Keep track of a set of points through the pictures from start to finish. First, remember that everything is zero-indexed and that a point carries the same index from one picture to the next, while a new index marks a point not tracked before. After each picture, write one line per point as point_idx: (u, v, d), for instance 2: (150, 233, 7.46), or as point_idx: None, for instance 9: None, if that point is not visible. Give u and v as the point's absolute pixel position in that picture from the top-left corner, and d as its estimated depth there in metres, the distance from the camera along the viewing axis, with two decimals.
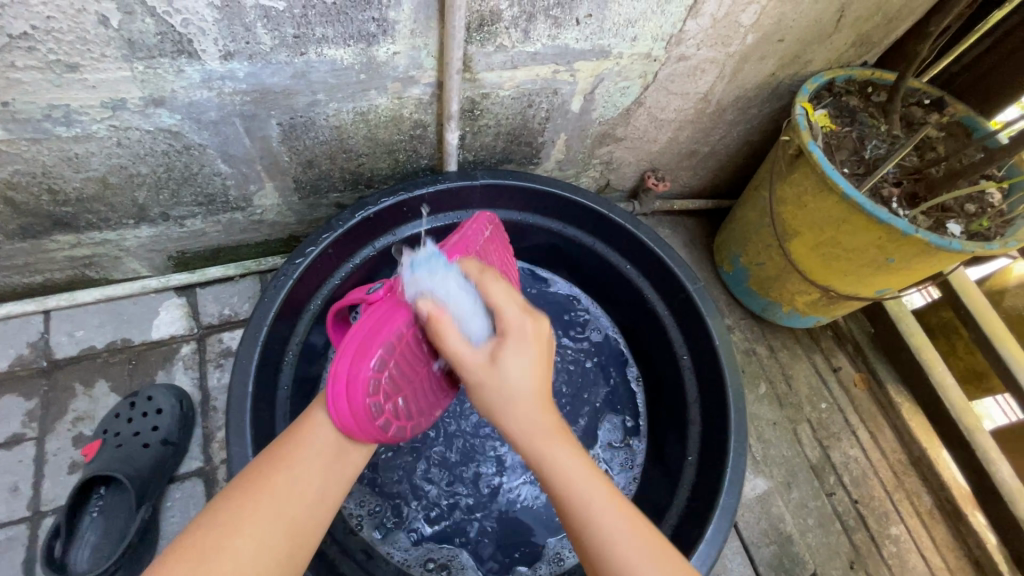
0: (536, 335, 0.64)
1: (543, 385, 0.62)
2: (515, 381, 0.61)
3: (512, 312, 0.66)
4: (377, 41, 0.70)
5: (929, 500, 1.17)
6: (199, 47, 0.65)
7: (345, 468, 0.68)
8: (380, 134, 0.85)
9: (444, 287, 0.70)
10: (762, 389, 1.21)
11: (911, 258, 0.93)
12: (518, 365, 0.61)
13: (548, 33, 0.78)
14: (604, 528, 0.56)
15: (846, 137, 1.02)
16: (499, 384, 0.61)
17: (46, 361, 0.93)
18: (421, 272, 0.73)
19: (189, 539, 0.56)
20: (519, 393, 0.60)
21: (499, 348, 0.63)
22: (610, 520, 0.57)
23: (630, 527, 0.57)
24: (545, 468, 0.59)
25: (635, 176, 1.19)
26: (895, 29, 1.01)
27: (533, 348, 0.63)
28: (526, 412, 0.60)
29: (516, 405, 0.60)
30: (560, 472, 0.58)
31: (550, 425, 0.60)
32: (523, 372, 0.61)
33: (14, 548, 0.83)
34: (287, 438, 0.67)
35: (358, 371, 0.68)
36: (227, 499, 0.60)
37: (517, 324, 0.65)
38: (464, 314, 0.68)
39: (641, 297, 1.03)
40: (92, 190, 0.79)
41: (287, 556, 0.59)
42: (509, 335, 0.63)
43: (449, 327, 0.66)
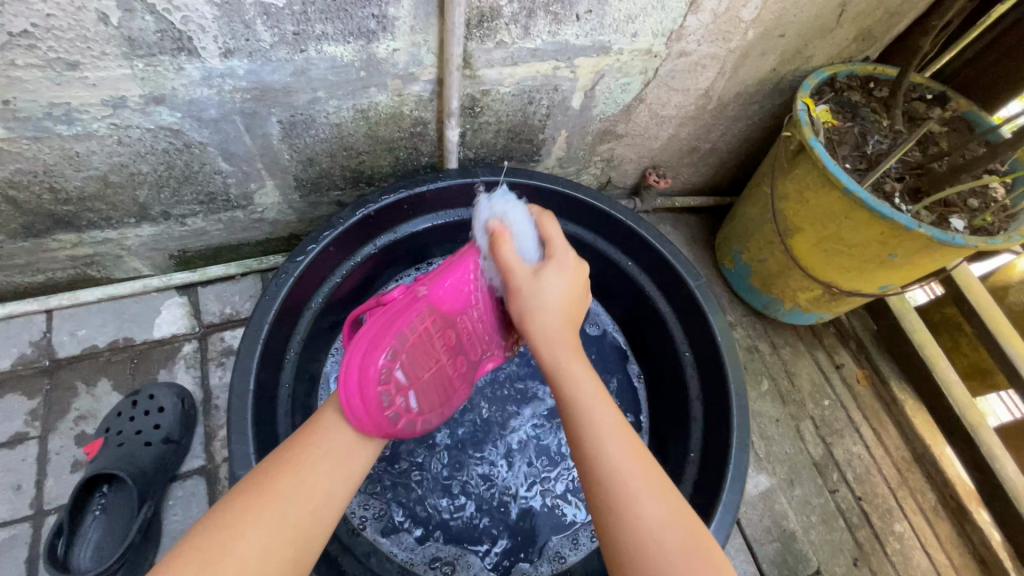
0: (576, 267, 0.72)
1: (570, 309, 0.69)
2: (549, 294, 0.68)
3: (560, 242, 0.73)
4: (376, 38, 0.70)
5: (933, 497, 1.17)
6: (199, 44, 0.65)
7: (352, 471, 0.67)
8: (381, 131, 0.85)
9: (514, 212, 0.76)
10: (765, 387, 1.20)
11: (914, 254, 0.92)
12: (554, 283, 0.69)
13: (548, 29, 0.78)
14: (599, 435, 0.59)
15: (847, 132, 1.01)
16: (537, 292, 0.68)
17: (49, 360, 0.93)
18: (496, 202, 0.78)
19: (194, 541, 0.56)
20: (549, 303, 0.68)
21: (544, 266, 0.71)
22: (608, 430, 0.59)
23: (626, 443, 0.59)
24: (557, 369, 0.64)
25: (636, 173, 1.19)
26: (896, 24, 1.00)
27: (571, 275, 0.71)
28: (552, 322, 0.67)
29: (543, 310, 0.68)
30: (571, 377, 0.63)
31: (569, 339, 0.67)
32: (558, 290, 0.69)
33: (17, 546, 0.83)
34: (295, 440, 0.67)
35: (368, 365, 0.71)
36: (234, 500, 0.60)
37: (564, 253, 0.72)
38: (519, 233, 0.75)
39: (642, 295, 1.03)
40: (93, 189, 0.79)
41: (290, 560, 0.58)
42: (554, 257, 0.71)
43: (507, 237, 0.72)
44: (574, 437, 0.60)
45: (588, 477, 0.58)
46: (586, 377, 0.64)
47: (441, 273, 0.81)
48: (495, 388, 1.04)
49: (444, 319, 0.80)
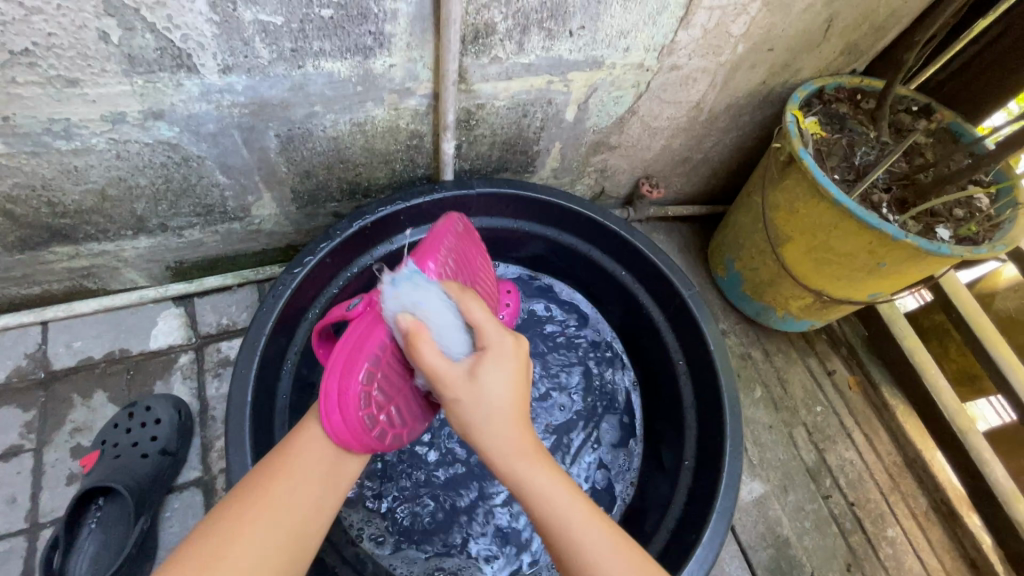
0: (516, 349, 0.65)
1: (522, 400, 0.63)
2: (493, 398, 0.61)
3: (490, 328, 0.67)
4: (373, 54, 0.71)
5: (924, 502, 1.19)
6: (198, 61, 0.66)
7: (344, 476, 0.69)
8: (377, 144, 0.86)
9: (427, 300, 0.69)
10: (758, 393, 1.22)
11: (901, 263, 0.94)
12: (497, 380, 0.62)
13: (542, 45, 0.79)
14: (588, 550, 0.57)
15: (835, 143, 1.03)
16: (476, 397, 0.61)
17: (44, 372, 0.93)
18: (402, 286, 0.71)
19: (190, 547, 0.56)
20: (498, 409, 0.61)
21: (479, 364, 0.63)
22: (594, 543, 0.57)
23: (612, 543, 0.58)
24: (524, 488, 0.59)
25: (629, 183, 1.21)
26: (882, 38, 1.02)
27: (513, 363, 0.64)
28: (503, 429, 0.60)
29: (492, 422, 0.60)
30: (539, 493, 0.59)
31: (526, 444, 0.61)
32: (503, 388, 0.62)
33: (11, 561, 0.82)
34: (286, 447, 0.68)
35: (347, 388, 0.70)
36: (228, 505, 0.60)
37: (498, 340, 0.65)
38: (438, 326, 0.67)
39: (637, 304, 1.04)
40: (91, 202, 0.80)
41: (289, 560, 0.59)
42: (487, 351, 0.64)
43: (426, 341, 0.64)
44: (565, 560, 0.57)
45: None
46: (553, 480, 0.60)
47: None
48: None
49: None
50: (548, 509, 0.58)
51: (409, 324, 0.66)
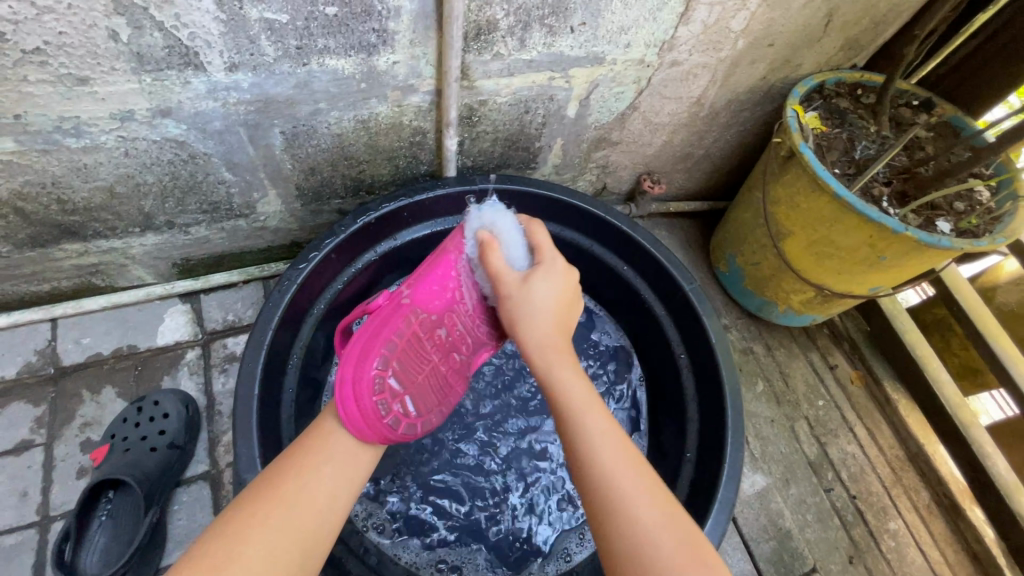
0: (566, 273, 0.74)
1: (562, 316, 0.70)
2: (538, 298, 0.71)
3: (548, 250, 0.77)
4: (377, 51, 0.72)
5: (927, 496, 1.19)
6: (205, 59, 0.67)
7: (353, 477, 0.68)
8: (381, 141, 0.87)
9: (505, 222, 0.81)
10: (760, 387, 1.22)
11: (902, 256, 0.94)
12: (543, 286, 0.72)
13: (543, 41, 0.80)
14: (594, 448, 0.60)
15: (836, 138, 1.04)
16: (525, 297, 0.71)
17: (54, 368, 0.94)
18: (488, 211, 0.83)
19: (197, 552, 0.57)
20: (541, 307, 0.70)
21: (532, 275, 0.73)
22: (605, 447, 0.60)
23: (624, 457, 0.60)
24: (552, 379, 0.65)
25: (631, 178, 1.21)
26: (882, 33, 1.03)
27: (562, 279, 0.73)
28: (542, 324, 0.69)
29: (535, 316, 0.70)
30: (563, 389, 0.64)
31: (559, 343, 0.68)
32: (546, 296, 0.71)
33: (23, 553, 0.84)
34: (294, 448, 0.68)
35: (360, 375, 0.73)
36: (237, 508, 0.61)
37: (551, 259, 0.75)
38: (509, 243, 0.79)
39: (638, 299, 1.05)
40: (99, 200, 0.81)
41: (298, 562, 0.60)
42: (541, 266, 0.74)
43: (497, 247, 0.77)
44: (573, 455, 0.60)
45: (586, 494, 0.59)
46: (582, 382, 0.64)
47: (422, 276, 0.84)
48: (496, 391, 1.05)
49: (431, 319, 0.83)
50: (568, 398, 0.63)
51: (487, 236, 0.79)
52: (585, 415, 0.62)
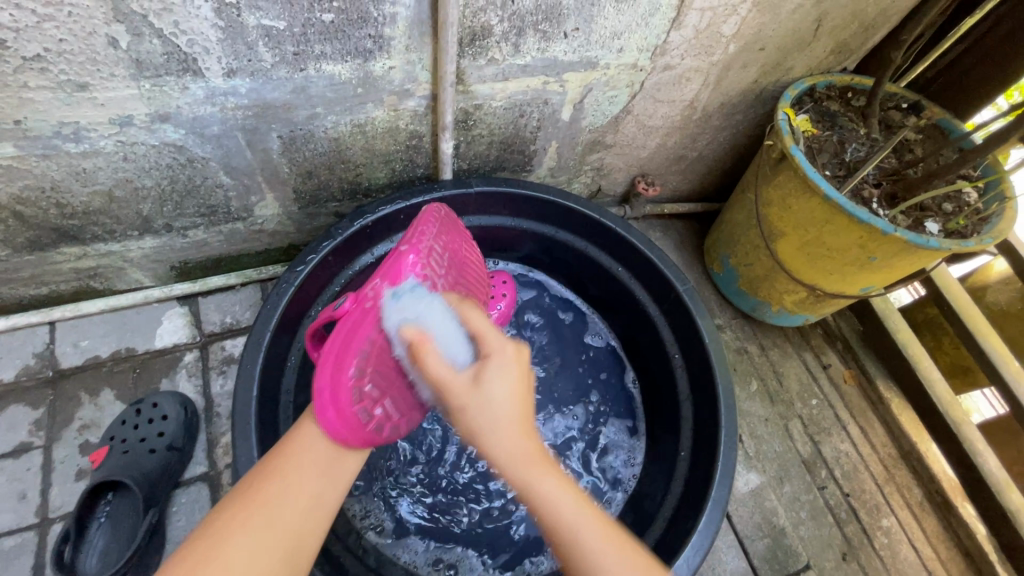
0: (519, 356, 0.66)
1: (528, 409, 0.61)
2: (497, 402, 0.60)
3: (492, 334, 0.69)
4: (373, 56, 0.73)
5: (919, 493, 1.20)
6: (204, 65, 0.67)
7: (338, 474, 0.70)
8: (377, 144, 0.88)
9: (432, 314, 0.76)
10: (754, 387, 1.24)
11: (891, 257, 0.96)
12: (502, 386, 0.61)
13: (537, 46, 0.81)
14: (601, 563, 0.54)
15: (826, 140, 1.05)
16: (481, 403, 0.60)
17: (52, 371, 0.94)
18: (405, 300, 0.77)
19: (184, 551, 0.58)
20: (500, 412, 0.60)
21: (483, 370, 0.63)
22: (614, 565, 0.54)
23: (629, 562, 0.55)
24: (534, 495, 0.57)
25: (626, 181, 1.22)
26: (871, 37, 1.04)
27: (516, 370, 0.63)
28: (511, 436, 0.58)
29: (496, 428, 0.59)
30: (551, 504, 0.56)
31: (534, 451, 0.59)
32: (510, 397, 0.60)
33: (23, 555, 0.84)
34: (276, 451, 0.69)
35: (339, 380, 0.72)
36: (224, 507, 0.62)
37: (499, 348, 0.66)
38: (444, 340, 0.72)
39: (633, 300, 1.06)
40: (98, 203, 0.82)
41: (285, 557, 0.60)
42: (491, 357, 0.64)
43: (430, 351, 0.68)
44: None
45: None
46: (565, 483, 0.58)
47: (386, 276, 0.80)
48: None
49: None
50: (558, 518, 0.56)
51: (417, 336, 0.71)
52: (581, 531, 0.55)
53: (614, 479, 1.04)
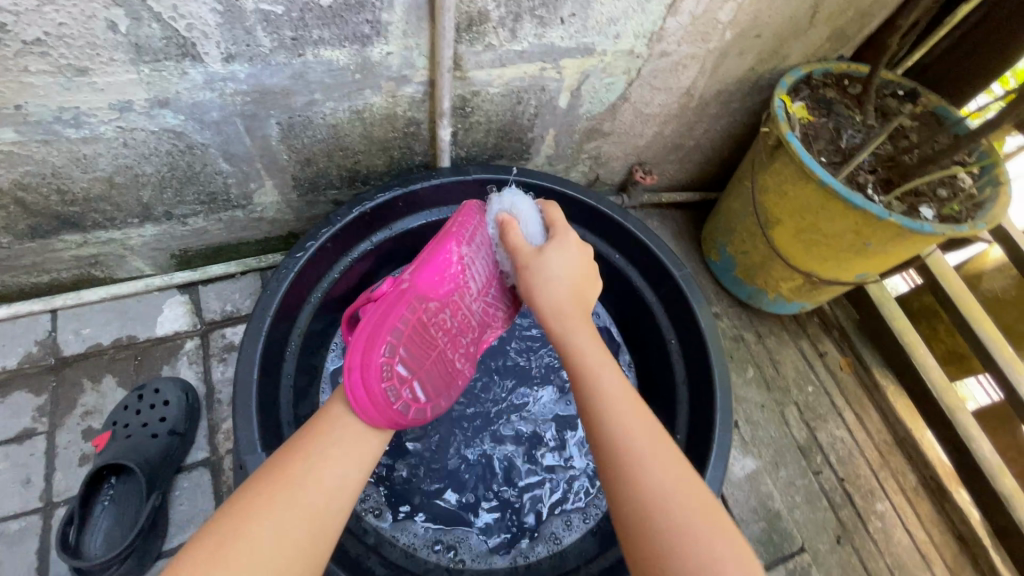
0: (580, 246, 0.82)
1: (577, 283, 0.77)
2: (552, 265, 0.77)
3: (563, 226, 0.84)
4: (371, 42, 0.74)
5: (914, 479, 1.22)
6: (202, 50, 0.68)
7: (363, 459, 0.70)
8: (376, 131, 0.88)
9: (523, 202, 0.89)
10: (750, 374, 1.25)
11: (886, 242, 0.97)
12: (559, 257, 0.78)
13: (534, 32, 0.82)
14: (608, 399, 0.64)
15: (823, 127, 1.06)
16: (539, 265, 0.78)
17: (54, 358, 0.95)
18: (507, 195, 0.89)
19: (211, 528, 0.59)
20: (553, 275, 0.76)
21: (547, 247, 0.80)
22: (619, 397, 0.65)
23: (633, 408, 0.65)
24: (568, 339, 0.71)
25: (623, 169, 1.23)
26: (868, 24, 1.05)
27: (575, 254, 0.80)
28: (558, 293, 0.75)
29: (550, 284, 0.76)
30: (579, 348, 0.70)
31: (575, 311, 0.74)
32: (564, 264, 0.78)
33: (28, 538, 0.85)
34: (305, 431, 0.70)
35: (369, 361, 0.73)
36: (252, 483, 0.63)
37: (566, 235, 0.82)
38: (525, 218, 0.86)
39: (630, 287, 1.07)
40: (98, 190, 0.82)
41: (308, 537, 0.61)
42: (556, 238, 0.81)
43: (515, 224, 0.84)
44: (589, 405, 0.65)
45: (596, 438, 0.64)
46: (596, 341, 0.71)
47: (423, 262, 0.85)
48: (491, 378, 1.07)
49: (434, 304, 0.84)
50: (583, 358, 0.69)
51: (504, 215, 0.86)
52: (603, 373, 0.67)
53: None
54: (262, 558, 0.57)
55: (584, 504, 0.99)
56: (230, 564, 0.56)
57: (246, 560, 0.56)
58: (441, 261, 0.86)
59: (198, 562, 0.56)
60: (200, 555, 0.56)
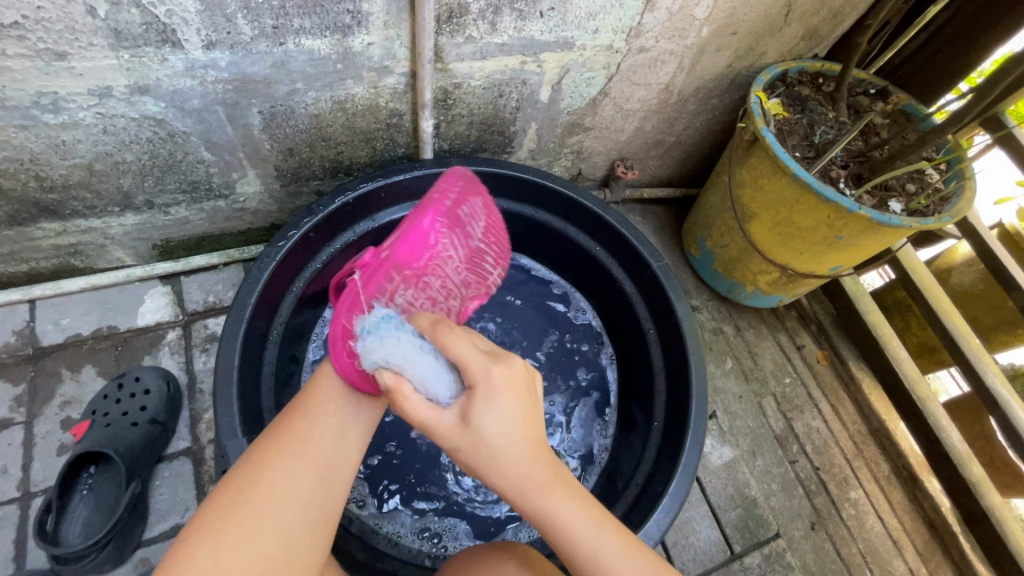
0: (508, 376, 0.59)
1: (530, 434, 0.57)
2: (495, 439, 0.56)
3: (477, 362, 0.59)
4: (351, 32, 0.75)
5: (887, 467, 1.25)
6: (183, 36, 0.68)
7: (363, 413, 0.72)
8: (358, 122, 0.89)
9: (402, 351, 0.69)
10: (729, 365, 1.27)
11: (857, 235, 1.00)
12: (495, 422, 0.56)
13: (514, 25, 0.83)
14: (612, 569, 0.57)
15: (797, 123, 1.09)
16: (475, 445, 0.56)
17: (32, 348, 0.95)
18: (371, 340, 0.72)
19: (227, 481, 0.61)
20: (499, 450, 0.56)
21: (471, 409, 0.57)
22: (615, 552, 0.57)
23: (632, 557, 0.58)
24: (544, 514, 0.57)
25: (605, 165, 1.25)
26: (840, 24, 1.08)
27: (509, 396, 0.57)
28: (512, 470, 0.56)
29: (498, 463, 0.56)
30: (558, 518, 0.57)
31: (538, 474, 0.57)
32: (506, 429, 0.56)
33: (5, 527, 0.85)
34: (303, 393, 0.72)
35: (348, 323, 0.80)
36: (258, 442, 0.65)
37: (487, 377, 0.58)
38: (420, 372, 0.65)
39: (611, 278, 1.08)
40: (78, 177, 0.82)
41: (316, 486, 0.62)
42: (477, 390, 0.58)
43: (408, 391, 0.60)
44: None
45: None
46: (567, 488, 0.58)
47: (402, 234, 0.89)
48: None
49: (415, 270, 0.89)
50: (565, 534, 0.57)
51: (390, 379, 0.62)
52: (588, 538, 0.57)
53: (590, 450, 1.08)
54: (280, 505, 0.59)
55: None
56: (250, 510, 0.58)
57: (267, 507, 0.58)
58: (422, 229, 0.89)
59: (219, 512, 0.58)
60: (218, 506, 0.58)
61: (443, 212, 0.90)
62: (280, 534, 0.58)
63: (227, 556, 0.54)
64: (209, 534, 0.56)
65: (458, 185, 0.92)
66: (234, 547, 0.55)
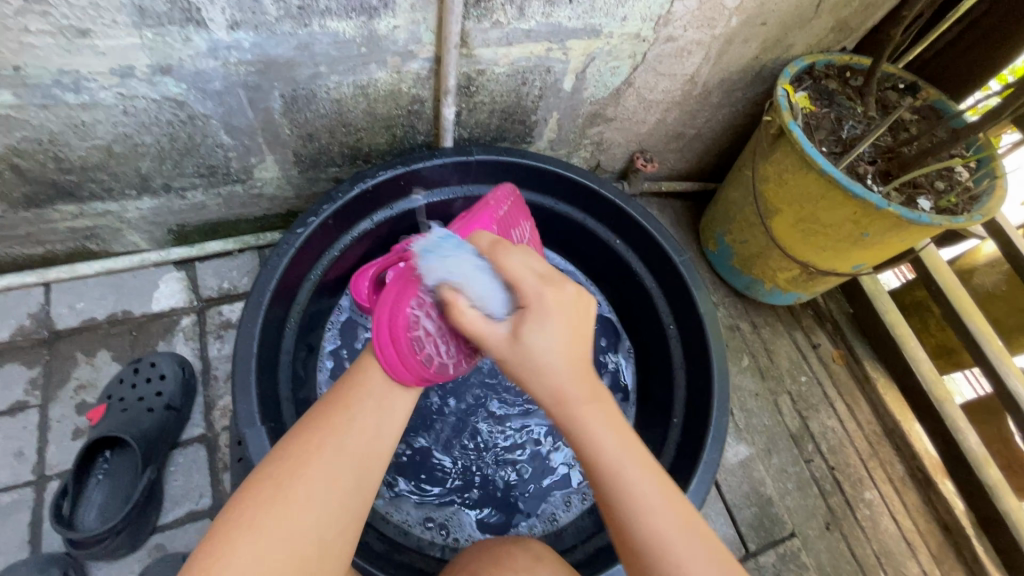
0: (561, 297, 0.63)
1: (575, 354, 0.61)
2: (547, 353, 0.60)
3: (533, 282, 0.63)
4: (378, 14, 0.73)
5: (902, 469, 1.23)
6: (206, 15, 0.67)
7: (396, 412, 0.70)
8: (379, 108, 0.88)
9: (461, 268, 0.70)
10: (745, 362, 1.26)
11: (884, 232, 0.98)
12: (546, 337, 0.60)
13: (542, 11, 0.81)
14: (631, 485, 0.57)
15: (824, 117, 1.06)
16: (527, 355, 0.60)
17: (47, 332, 0.94)
18: (434, 259, 0.73)
19: (264, 471, 0.60)
20: (549, 364, 0.60)
21: (522, 326, 0.61)
22: (632, 467, 0.58)
23: (662, 498, 0.58)
24: (577, 428, 0.59)
25: (624, 157, 1.23)
26: (872, 16, 1.06)
27: (561, 315, 0.62)
28: (554, 379, 0.59)
29: (544, 374, 0.60)
30: (595, 437, 0.58)
31: (581, 386, 0.60)
32: (558, 345, 0.60)
33: (20, 510, 0.85)
34: (337, 386, 0.70)
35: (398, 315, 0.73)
36: (296, 431, 0.64)
37: (539, 297, 0.62)
38: (472, 282, 0.69)
39: (630, 272, 1.07)
40: (96, 159, 0.81)
41: (354, 483, 0.61)
42: (531, 310, 0.62)
43: (462, 301, 0.66)
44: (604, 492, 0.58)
45: (630, 536, 0.57)
46: (612, 413, 0.60)
47: (457, 230, 0.88)
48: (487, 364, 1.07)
49: None
50: (595, 449, 0.58)
51: (446, 292, 0.69)
52: (618, 455, 0.58)
53: None
54: (319, 505, 0.58)
55: (581, 485, 1.01)
56: (291, 506, 0.57)
57: (306, 504, 0.57)
58: (479, 233, 0.88)
59: (258, 504, 0.57)
60: (257, 500, 0.57)
61: (497, 221, 0.91)
62: (315, 531, 0.57)
63: (268, 551, 0.54)
64: (248, 529, 0.55)
65: (509, 199, 0.94)
66: (275, 543, 0.55)
